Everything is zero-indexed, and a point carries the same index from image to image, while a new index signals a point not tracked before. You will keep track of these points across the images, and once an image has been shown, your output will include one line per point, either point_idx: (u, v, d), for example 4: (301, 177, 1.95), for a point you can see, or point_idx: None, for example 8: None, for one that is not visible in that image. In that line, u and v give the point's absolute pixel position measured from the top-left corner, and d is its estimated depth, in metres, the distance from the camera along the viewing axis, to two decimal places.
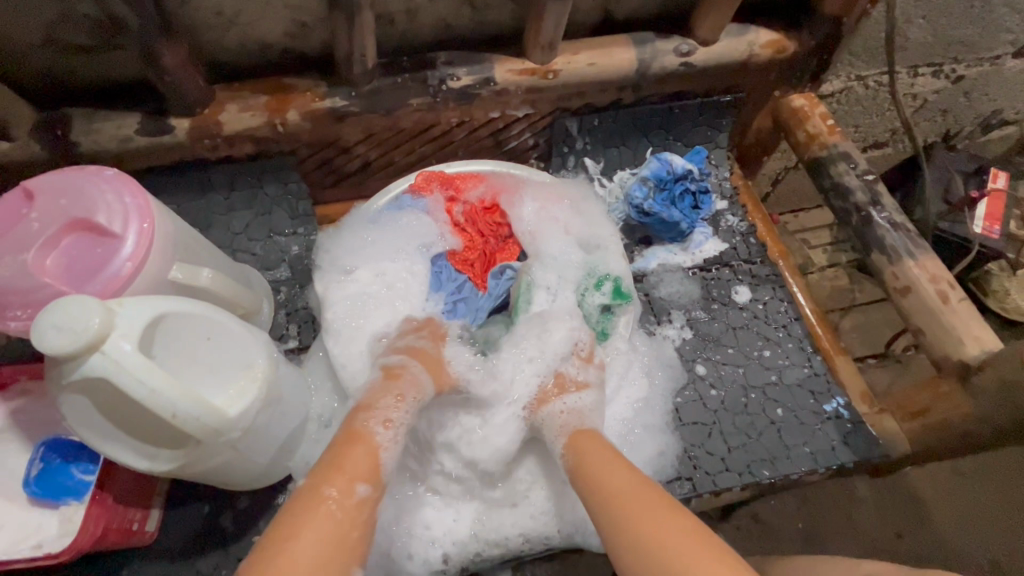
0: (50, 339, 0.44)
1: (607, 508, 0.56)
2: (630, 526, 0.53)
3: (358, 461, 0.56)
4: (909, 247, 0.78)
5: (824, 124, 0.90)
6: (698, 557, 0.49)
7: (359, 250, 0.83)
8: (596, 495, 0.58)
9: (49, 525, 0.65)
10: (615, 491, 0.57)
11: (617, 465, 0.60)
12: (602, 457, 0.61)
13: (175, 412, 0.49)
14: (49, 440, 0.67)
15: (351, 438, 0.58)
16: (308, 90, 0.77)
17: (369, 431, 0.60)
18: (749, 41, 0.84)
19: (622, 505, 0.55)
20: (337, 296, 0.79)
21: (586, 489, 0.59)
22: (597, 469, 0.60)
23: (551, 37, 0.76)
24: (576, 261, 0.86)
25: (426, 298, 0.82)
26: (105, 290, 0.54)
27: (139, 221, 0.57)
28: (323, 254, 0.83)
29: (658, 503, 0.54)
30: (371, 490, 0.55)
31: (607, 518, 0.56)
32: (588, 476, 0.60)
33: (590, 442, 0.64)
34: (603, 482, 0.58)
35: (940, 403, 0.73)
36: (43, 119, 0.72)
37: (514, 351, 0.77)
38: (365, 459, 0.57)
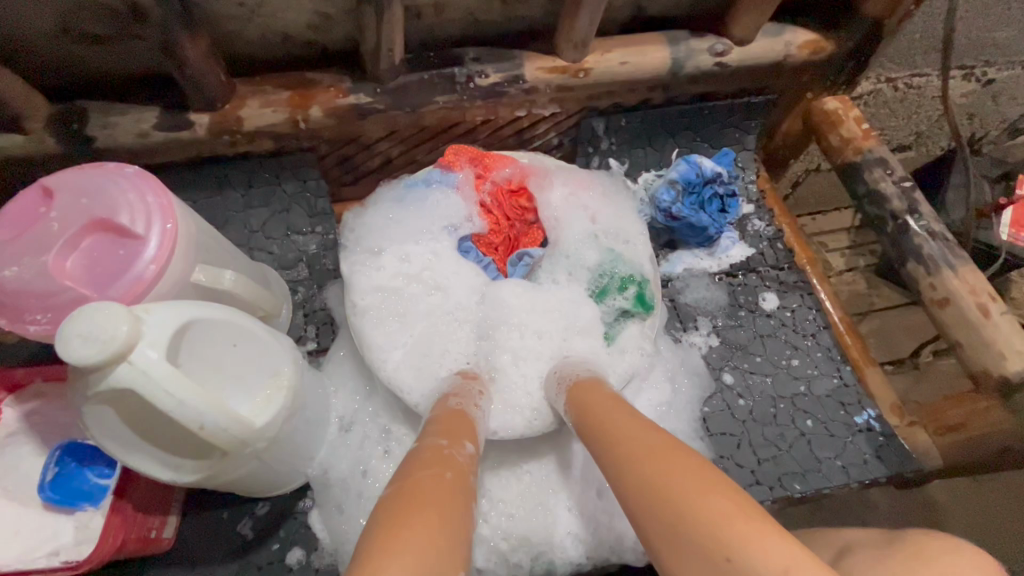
0: (75, 350, 0.41)
1: (605, 444, 0.51)
2: (625, 456, 0.47)
3: (463, 426, 0.55)
4: (947, 257, 0.76)
5: (858, 128, 0.87)
6: (689, 473, 0.43)
7: (385, 232, 0.80)
8: (595, 433, 0.53)
9: (65, 531, 0.63)
10: (613, 427, 0.51)
11: (621, 407, 0.55)
12: (605, 401, 0.57)
13: (202, 424, 0.47)
14: (65, 444, 0.65)
15: (457, 412, 0.58)
16: (332, 85, 0.74)
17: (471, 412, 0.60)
18: (786, 41, 0.82)
19: (619, 437, 0.50)
20: (366, 279, 0.75)
21: (587, 429, 0.54)
22: (602, 410, 0.55)
23: (584, 35, 0.74)
24: (601, 256, 0.80)
25: (451, 280, 0.77)
26: (127, 295, 0.52)
27: (162, 222, 0.55)
28: (349, 235, 0.80)
29: (654, 435, 0.48)
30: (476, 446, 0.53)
31: (604, 453, 0.50)
32: (590, 416, 0.55)
33: (596, 389, 0.59)
34: (603, 420, 0.53)
35: (975, 418, 0.79)
36: (58, 111, 0.69)
37: (530, 336, 0.73)
38: (473, 426, 0.56)
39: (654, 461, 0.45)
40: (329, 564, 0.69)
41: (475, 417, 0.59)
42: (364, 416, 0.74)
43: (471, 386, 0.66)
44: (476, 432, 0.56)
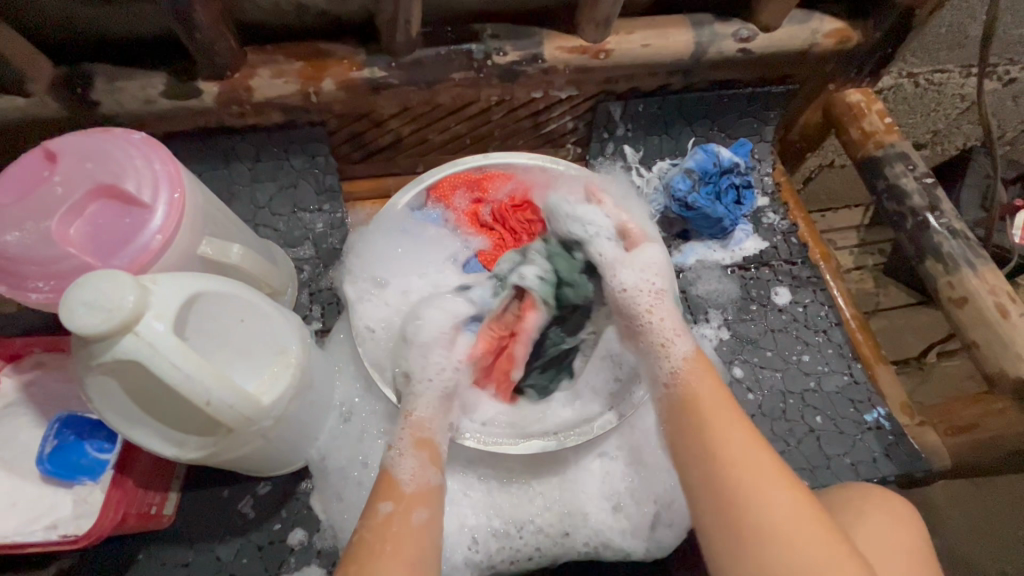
0: (80, 318, 0.40)
1: (704, 463, 0.53)
2: (730, 488, 0.50)
3: (389, 484, 0.55)
4: (968, 256, 0.75)
5: (881, 122, 0.86)
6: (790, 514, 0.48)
7: (384, 252, 0.78)
8: (687, 445, 0.55)
9: (64, 505, 0.62)
10: (720, 448, 0.52)
11: (732, 419, 0.55)
12: (711, 404, 0.56)
13: (210, 400, 0.46)
14: (63, 416, 0.63)
15: (388, 471, 0.56)
16: (346, 57, 0.72)
17: (391, 460, 0.57)
18: (813, 29, 0.79)
19: (726, 466, 0.51)
20: (365, 307, 0.73)
21: (680, 433, 0.56)
22: (709, 417, 0.55)
23: (608, 15, 0.71)
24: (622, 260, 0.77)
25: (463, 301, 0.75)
26: (133, 265, 0.51)
27: (170, 191, 0.53)
28: (350, 258, 0.78)
29: (766, 471, 0.51)
30: (396, 506, 0.53)
31: (696, 472, 0.53)
32: (690, 422, 0.55)
33: (701, 385, 0.57)
34: (706, 432, 0.54)
35: (991, 418, 0.75)
36: (63, 74, 0.67)
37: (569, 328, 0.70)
38: (399, 482, 0.55)
39: (766, 508, 0.49)
40: (331, 546, 0.68)
41: (396, 471, 0.56)
42: (367, 402, 0.72)
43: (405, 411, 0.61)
44: (400, 487, 0.55)
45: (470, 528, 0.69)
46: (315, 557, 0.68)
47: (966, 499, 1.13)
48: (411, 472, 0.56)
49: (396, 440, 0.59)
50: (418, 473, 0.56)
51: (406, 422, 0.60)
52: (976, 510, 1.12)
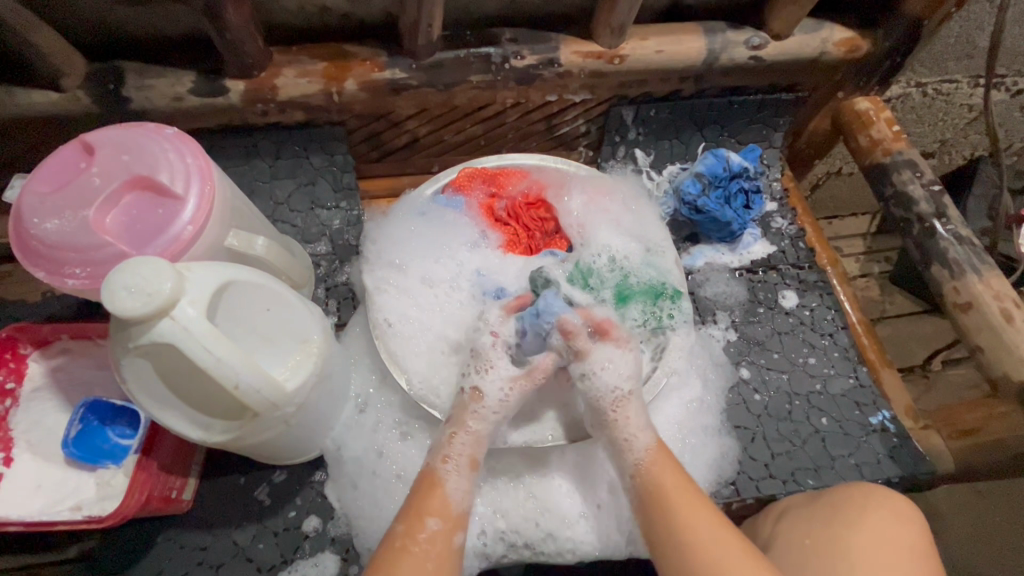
0: (121, 302, 0.42)
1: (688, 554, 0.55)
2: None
3: (434, 500, 0.57)
4: (973, 261, 0.77)
5: (889, 130, 0.87)
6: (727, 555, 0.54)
7: (401, 243, 0.79)
8: (664, 533, 0.57)
9: (87, 487, 0.63)
10: (697, 535, 0.56)
11: (694, 501, 0.58)
12: (679, 486, 0.59)
13: (238, 383, 0.48)
14: (88, 401, 0.65)
15: (435, 481, 0.59)
16: (368, 59, 0.74)
17: (442, 474, 0.60)
18: (823, 38, 0.81)
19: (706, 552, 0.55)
20: (384, 300, 0.74)
21: (652, 524, 0.59)
22: (676, 502, 0.58)
23: (623, 21, 0.73)
24: (633, 263, 0.79)
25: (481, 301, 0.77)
26: (165, 253, 0.53)
27: (201, 183, 0.55)
28: (369, 246, 0.79)
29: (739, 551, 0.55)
30: (442, 524, 0.56)
31: (679, 564, 0.56)
32: (658, 515, 0.58)
33: (663, 468, 0.60)
34: (676, 517, 0.57)
35: (992, 422, 0.78)
36: (96, 71, 0.70)
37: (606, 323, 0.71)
38: (445, 500, 0.58)
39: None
40: (344, 534, 0.70)
41: (446, 487, 0.59)
42: (381, 393, 0.74)
43: (456, 424, 0.62)
44: (451, 506, 0.58)
45: (479, 519, 0.70)
46: (329, 544, 0.69)
47: (967, 505, 1.13)
48: (459, 491, 0.59)
49: (455, 453, 0.60)
50: (468, 492, 0.59)
51: (461, 437, 0.61)
52: (980, 516, 1.12)
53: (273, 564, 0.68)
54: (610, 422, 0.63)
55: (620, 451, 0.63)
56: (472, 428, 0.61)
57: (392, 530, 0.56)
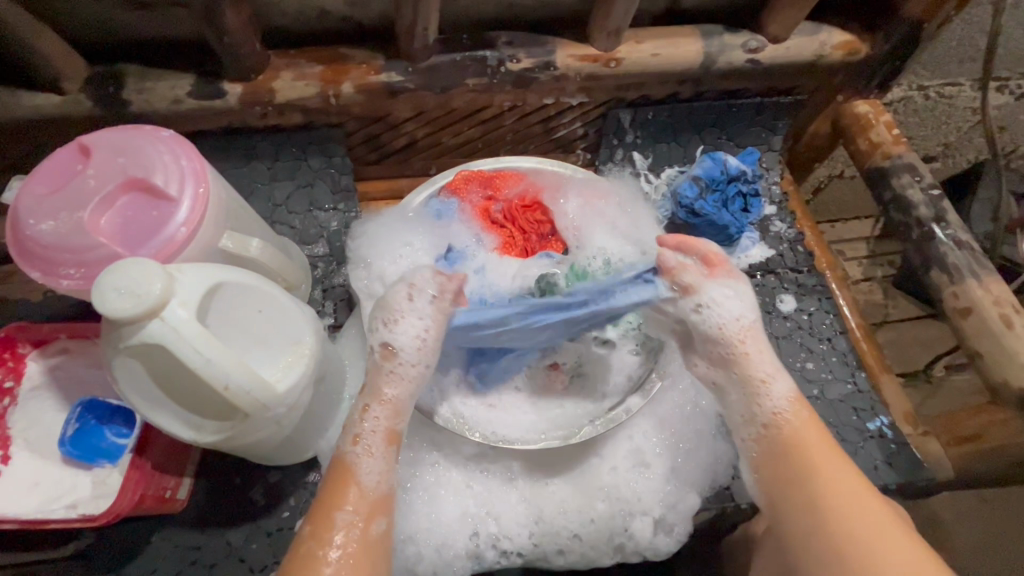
0: (111, 302, 0.43)
1: (806, 500, 0.55)
2: (837, 530, 0.53)
3: (346, 488, 0.56)
4: (973, 266, 0.76)
5: (889, 133, 0.87)
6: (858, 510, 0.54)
7: (392, 245, 0.80)
8: (784, 480, 0.57)
9: (82, 485, 0.64)
10: (827, 486, 0.55)
11: (833, 455, 0.57)
12: (821, 443, 0.58)
13: (228, 383, 0.48)
14: (85, 400, 0.66)
15: (348, 468, 0.57)
16: (365, 62, 0.75)
17: (352, 457, 0.58)
18: (822, 41, 0.81)
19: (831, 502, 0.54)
20: (371, 302, 0.75)
21: (773, 473, 0.58)
22: (810, 452, 0.57)
23: (620, 24, 0.73)
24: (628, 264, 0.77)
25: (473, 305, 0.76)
26: (159, 255, 0.53)
27: (195, 186, 0.56)
28: (358, 245, 0.81)
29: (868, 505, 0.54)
30: (356, 513, 0.56)
31: (801, 512, 0.55)
32: (784, 464, 0.58)
33: (805, 423, 0.59)
34: (808, 468, 0.56)
35: (994, 428, 0.80)
36: (96, 74, 0.70)
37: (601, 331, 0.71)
38: (361, 484, 0.57)
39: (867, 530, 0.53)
40: None
41: (357, 469, 0.57)
42: None
43: (371, 396, 0.60)
44: (367, 491, 0.57)
45: (470, 520, 0.70)
46: None
47: (969, 512, 1.12)
48: (372, 474, 0.58)
49: (365, 432, 0.58)
50: (385, 475, 0.58)
51: (377, 411, 0.59)
52: (982, 525, 1.11)
53: (264, 564, 0.68)
54: (736, 358, 0.61)
55: (750, 392, 0.60)
56: (388, 394, 0.59)
57: (302, 531, 0.56)
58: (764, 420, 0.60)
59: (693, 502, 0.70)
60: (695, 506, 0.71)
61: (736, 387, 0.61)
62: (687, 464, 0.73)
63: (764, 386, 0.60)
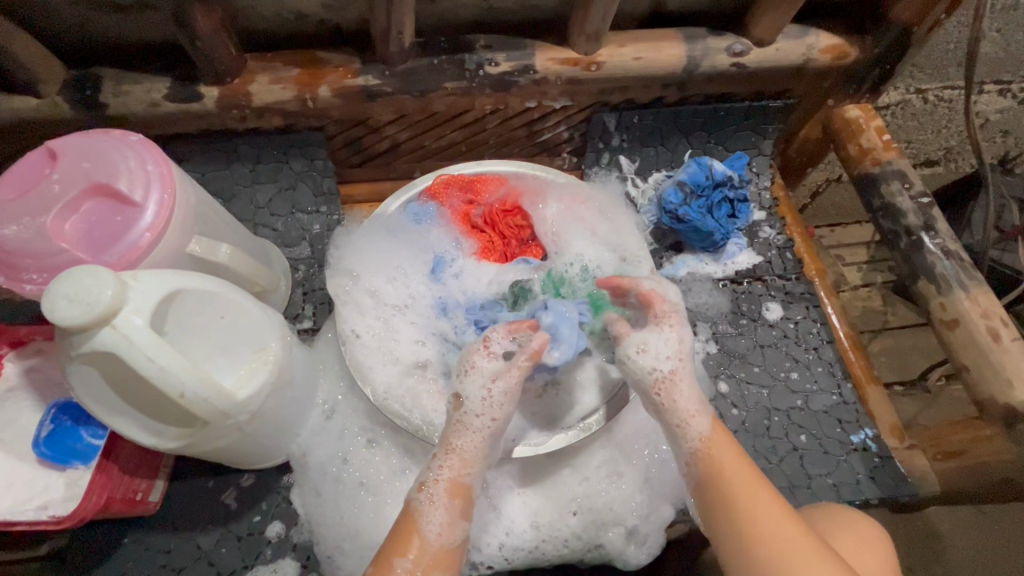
0: (61, 311, 0.43)
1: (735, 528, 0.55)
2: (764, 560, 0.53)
3: (411, 537, 0.56)
4: (961, 277, 0.74)
5: (879, 139, 0.85)
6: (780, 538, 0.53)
7: (366, 254, 0.78)
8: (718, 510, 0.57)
9: (55, 487, 0.61)
10: (750, 513, 0.54)
11: (756, 480, 0.57)
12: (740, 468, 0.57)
13: (184, 392, 0.48)
14: (61, 401, 0.63)
15: (413, 517, 0.57)
16: (342, 65, 0.74)
17: (417, 504, 0.58)
18: (809, 44, 0.79)
19: (753, 529, 0.54)
20: (348, 312, 0.73)
21: (707, 504, 0.58)
22: (733, 478, 0.57)
23: (598, 27, 0.72)
24: (606, 272, 0.78)
25: (449, 312, 0.75)
26: (122, 260, 0.53)
27: (160, 191, 0.56)
28: (334, 253, 0.79)
29: (788, 526, 0.54)
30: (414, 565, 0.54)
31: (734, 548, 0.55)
32: (714, 492, 0.57)
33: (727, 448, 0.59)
34: (734, 494, 0.56)
35: (976, 445, 0.76)
36: (74, 77, 0.71)
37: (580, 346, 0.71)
38: (424, 535, 0.56)
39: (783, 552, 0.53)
40: (307, 541, 0.70)
41: (423, 521, 0.56)
42: (349, 401, 0.74)
43: (442, 446, 0.60)
44: (427, 544, 0.55)
45: None
46: (291, 550, 0.70)
47: (968, 527, 1.08)
48: (434, 526, 0.56)
49: (431, 481, 0.58)
50: (447, 528, 0.56)
51: (444, 460, 0.59)
52: (979, 540, 1.08)
53: (234, 568, 0.68)
54: (669, 403, 0.61)
55: (674, 427, 0.60)
56: (456, 443, 0.59)
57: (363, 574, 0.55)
58: (689, 453, 0.60)
59: (665, 513, 0.71)
60: (668, 517, 0.71)
61: (665, 423, 0.61)
62: (662, 476, 0.72)
63: (682, 425, 0.60)
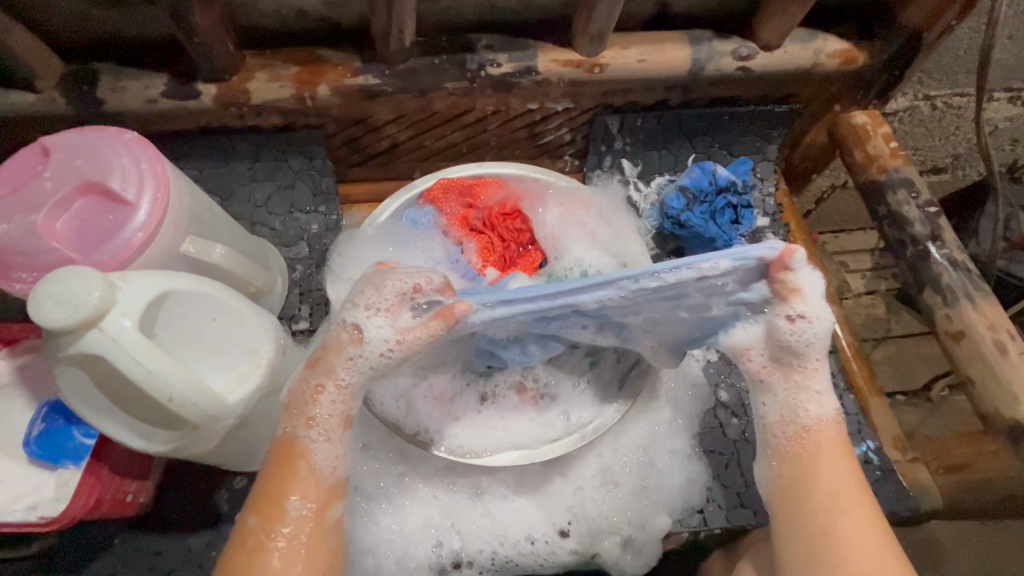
0: (47, 312, 0.42)
1: (828, 527, 0.54)
2: (836, 548, 0.52)
3: (299, 476, 0.54)
4: (968, 288, 0.73)
5: (887, 146, 0.83)
6: (860, 537, 0.53)
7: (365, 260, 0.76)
8: (795, 501, 0.56)
9: (44, 488, 0.59)
10: (834, 508, 0.54)
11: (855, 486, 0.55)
12: (836, 463, 0.56)
13: (172, 396, 0.47)
14: (53, 400, 0.62)
15: (299, 452, 0.54)
16: (341, 64, 0.73)
17: (303, 442, 0.55)
18: (816, 49, 0.78)
19: (841, 531, 0.53)
20: None
21: (789, 489, 0.57)
22: (827, 474, 0.56)
23: (602, 29, 0.71)
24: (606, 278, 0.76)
25: None
26: (113, 260, 0.52)
27: (154, 190, 0.55)
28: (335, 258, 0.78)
29: (873, 536, 0.53)
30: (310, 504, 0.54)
31: (807, 537, 0.54)
32: (798, 473, 0.56)
33: (831, 441, 0.57)
34: (824, 491, 0.55)
35: (983, 459, 0.77)
36: (71, 73, 0.70)
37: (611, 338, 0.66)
38: (312, 468, 0.54)
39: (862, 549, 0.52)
40: None
41: (312, 454, 0.55)
42: None
43: (325, 376, 0.55)
44: (318, 479, 0.54)
45: (434, 530, 0.69)
46: None
47: (967, 539, 1.07)
48: (327, 460, 0.55)
49: (321, 416, 0.55)
50: (341, 459, 0.56)
51: (332, 395, 0.55)
52: (978, 551, 1.06)
53: None
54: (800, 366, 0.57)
55: (800, 395, 0.57)
56: (344, 379, 0.55)
57: (242, 528, 0.53)
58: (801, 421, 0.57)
59: (661, 523, 0.69)
60: (665, 527, 0.70)
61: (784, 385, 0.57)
62: (658, 488, 0.71)
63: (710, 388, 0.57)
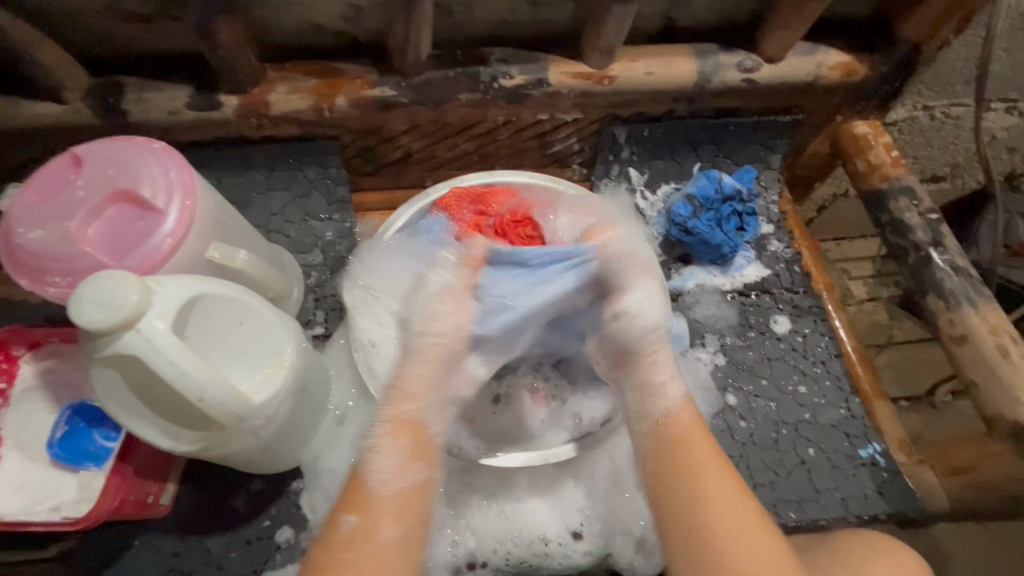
0: (88, 315, 0.44)
1: (671, 511, 0.55)
2: (711, 538, 0.53)
3: (356, 495, 0.56)
4: (969, 293, 0.75)
5: (888, 155, 0.86)
6: (737, 531, 0.53)
7: (381, 268, 0.78)
8: (666, 487, 0.56)
9: (68, 489, 0.61)
10: (704, 495, 0.54)
11: (719, 472, 0.56)
12: (698, 447, 0.58)
13: (202, 396, 0.48)
14: (75, 404, 0.64)
15: (359, 473, 0.57)
16: (359, 76, 0.76)
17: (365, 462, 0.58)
18: (818, 61, 0.80)
19: (711, 522, 0.53)
20: (366, 322, 0.74)
21: (658, 476, 0.57)
22: (696, 465, 0.56)
23: (612, 43, 0.73)
24: None
25: None
26: (144, 265, 0.54)
27: (183, 198, 0.57)
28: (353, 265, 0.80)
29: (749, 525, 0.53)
30: (360, 518, 0.55)
31: (682, 528, 0.54)
32: (665, 460, 0.57)
33: (689, 427, 0.59)
34: (697, 479, 0.55)
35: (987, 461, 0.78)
36: (97, 85, 0.72)
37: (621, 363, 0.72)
38: (371, 485, 0.57)
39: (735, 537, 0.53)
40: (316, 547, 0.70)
41: (370, 470, 0.57)
42: (361, 407, 0.74)
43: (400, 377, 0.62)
44: (371, 488, 0.56)
45: (449, 531, 0.70)
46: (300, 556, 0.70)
47: (973, 543, 1.07)
48: (384, 472, 0.57)
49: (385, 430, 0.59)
50: (397, 472, 0.57)
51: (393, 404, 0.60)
52: (984, 555, 1.07)
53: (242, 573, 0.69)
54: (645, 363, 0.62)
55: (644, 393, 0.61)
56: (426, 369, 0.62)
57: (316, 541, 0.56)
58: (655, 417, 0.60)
59: None
60: None
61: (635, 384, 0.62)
62: None
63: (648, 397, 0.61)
